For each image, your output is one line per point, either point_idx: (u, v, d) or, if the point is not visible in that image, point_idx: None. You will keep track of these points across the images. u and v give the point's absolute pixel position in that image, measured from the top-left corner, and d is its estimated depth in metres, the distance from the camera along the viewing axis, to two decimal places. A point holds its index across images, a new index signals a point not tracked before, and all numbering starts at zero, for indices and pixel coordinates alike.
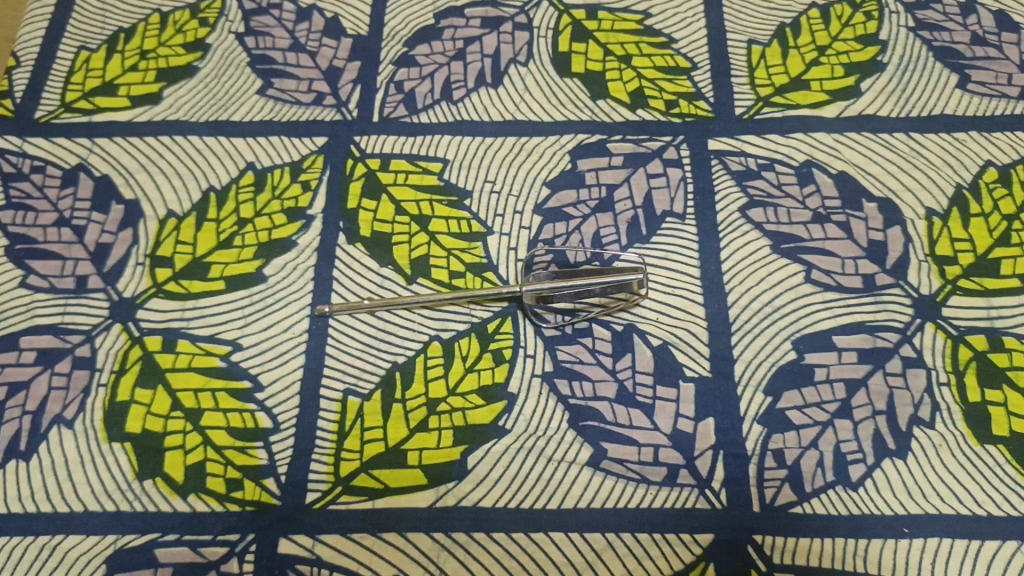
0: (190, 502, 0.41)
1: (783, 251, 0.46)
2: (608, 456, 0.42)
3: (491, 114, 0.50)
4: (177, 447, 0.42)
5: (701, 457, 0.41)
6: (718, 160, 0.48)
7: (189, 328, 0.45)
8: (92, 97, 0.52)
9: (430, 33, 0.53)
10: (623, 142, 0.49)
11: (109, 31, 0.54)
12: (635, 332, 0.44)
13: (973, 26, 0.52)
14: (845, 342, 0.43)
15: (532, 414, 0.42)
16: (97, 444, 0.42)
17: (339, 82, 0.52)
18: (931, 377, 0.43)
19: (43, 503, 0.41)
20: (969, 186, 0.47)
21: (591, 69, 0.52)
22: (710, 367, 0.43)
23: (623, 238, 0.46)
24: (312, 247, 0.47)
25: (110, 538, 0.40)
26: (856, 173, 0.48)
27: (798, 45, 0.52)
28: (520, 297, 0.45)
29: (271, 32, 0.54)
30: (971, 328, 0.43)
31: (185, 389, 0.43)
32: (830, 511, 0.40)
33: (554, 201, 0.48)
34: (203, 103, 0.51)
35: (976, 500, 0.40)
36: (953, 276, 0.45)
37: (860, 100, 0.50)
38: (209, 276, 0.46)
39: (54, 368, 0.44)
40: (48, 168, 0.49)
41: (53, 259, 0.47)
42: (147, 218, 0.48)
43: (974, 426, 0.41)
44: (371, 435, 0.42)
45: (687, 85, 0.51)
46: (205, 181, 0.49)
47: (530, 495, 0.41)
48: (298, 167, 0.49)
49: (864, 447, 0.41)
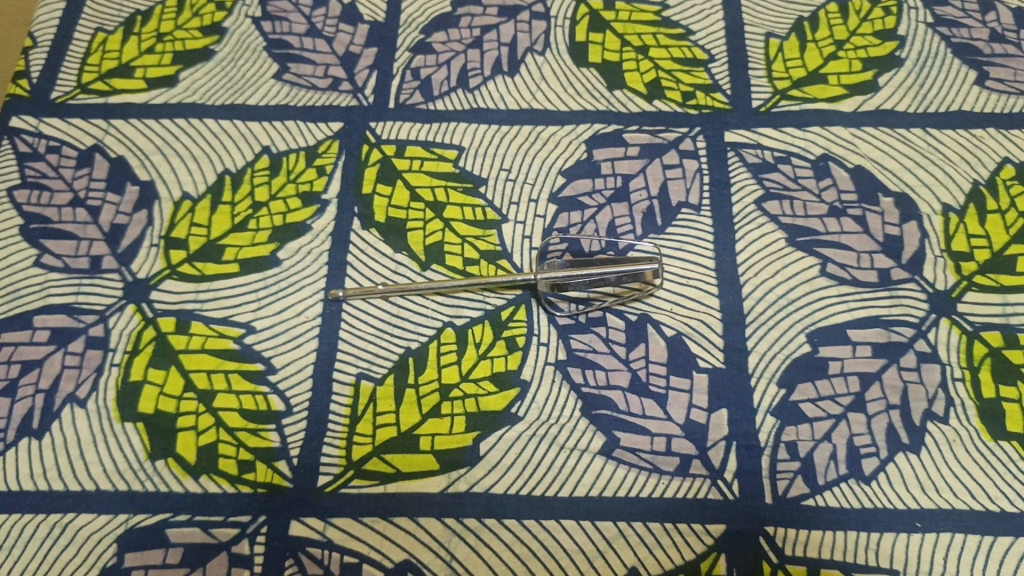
0: (201, 482, 0.41)
1: (799, 243, 0.46)
2: (621, 445, 0.41)
3: (507, 102, 0.50)
4: (190, 428, 0.42)
5: (714, 448, 0.41)
6: (734, 152, 0.48)
7: (203, 310, 0.45)
8: (109, 79, 0.52)
9: (447, 21, 0.53)
10: (639, 132, 0.49)
11: (126, 13, 0.54)
12: (649, 322, 0.44)
13: (992, 23, 0.52)
14: (859, 336, 0.43)
15: (545, 401, 0.42)
16: (110, 423, 0.42)
17: (356, 68, 0.52)
18: (945, 372, 0.42)
19: (55, 482, 0.41)
20: (986, 182, 0.47)
21: (608, 60, 0.51)
22: (723, 358, 0.43)
23: (638, 228, 0.46)
24: (327, 231, 0.47)
25: (121, 517, 0.41)
26: (872, 168, 0.48)
27: (815, 38, 0.51)
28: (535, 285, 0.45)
29: (288, 17, 0.53)
30: (986, 324, 0.43)
31: (198, 370, 0.43)
32: (842, 504, 0.40)
33: (569, 190, 0.48)
34: (219, 86, 0.51)
35: (989, 496, 0.40)
36: (969, 272, 0.45)
37: (877, 95, 0.50)
38: (223, 258, 0.46)
39: (68, 347, 0.44)
40: (64, 148, 0.49)
41: (68, 239, 0.47)
42: (162, 199, 0.48)
43: (988, 422, 0.41)
44: (384, 419, 0.42)
45: (704, 77, 0.51)
46: (220, 164, 0.49)
47: (542, 482, 0.41)
48: (313, 152, 0.49)
49: (877, 440, 0.41)
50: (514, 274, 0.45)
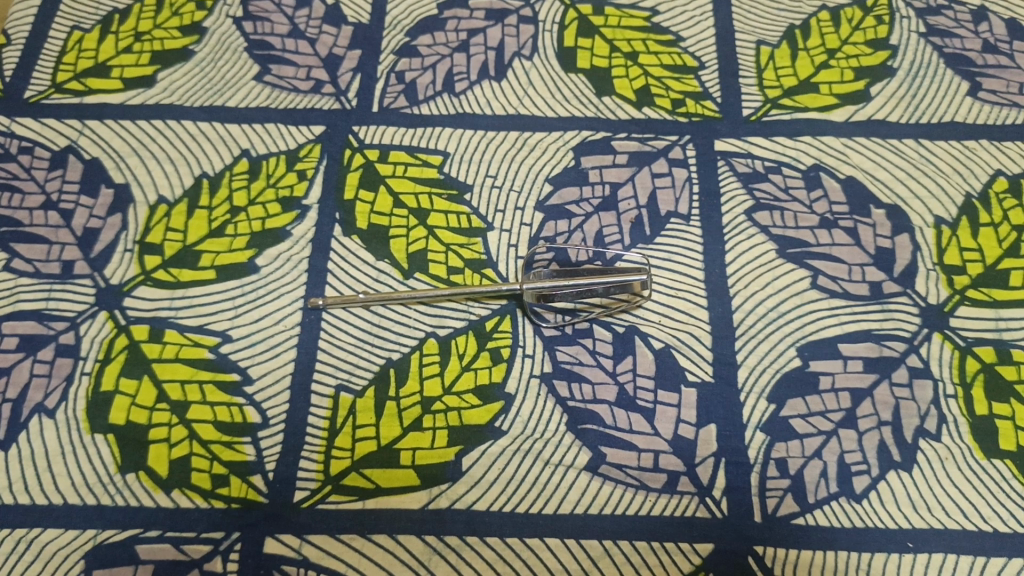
0: (173, 497, 0.40)
1: (790, 255, 0.45)
2: (607, 460, 0.40)
3: (494, 107, 0.49)
4: (163, 440, 0.41)
5: (702, 465, 0.40)
6: (724, 161, 0.47)
7: (177, 318, 0.44)
8: (84, 78, 0.50)
9: (433, 23, 0.52)
10: (627, 140, 0.48)
11: (103, 11, 0.52)
12: (636, 334, 0.43)
13: (985, 33, 0.51)
14: (851, 350, 0.42)
15: (529, 415, 0.41)
16: (79, 435, 0.41)
17: (339, 70, 0.51)
18: (938, 389, 0.42)
19: (21, 495, 0.40)
20: (978, 195, 0.46)
21: (597, 66, 0.50)
22: (712, 372, 0.42)
23: (626, 238, 0.45)
24: (307, 237, 0.46)
25: (89, 532, 0.39)
26: (864, 179, 0.47)
27: (807, 47, 0.51)
28: (520, 295, 0.44)
29: (270, 17, 0.52)
30: (979, 339, 0.43)
31: (171, 380, 0.42)
32: (833, 523, 0.39)
33: (556, 199, 0.47)
34: (198, 87, 0.50)
35: (981, 516, 0.39)
36: (962, 286, 0.44)
37: (869, 105, 0.49)
38: (199, 264, 0.45)
39: (37, 355, 0.43)
40: (37, 150, 0.48)
41: (39, 243, 0.45)
42: (137, 203, 0.47)
43: (980, 439, 0.41)
44: (363, 432, 0.41)
45: (694, 84, 0.50)
46: (198, 167, 0.48)
47: (526, 499, 0.40)
48: (294, 156, 0.48)
49: (868, 458, 0.40)
50: (499, 283, 0.44)
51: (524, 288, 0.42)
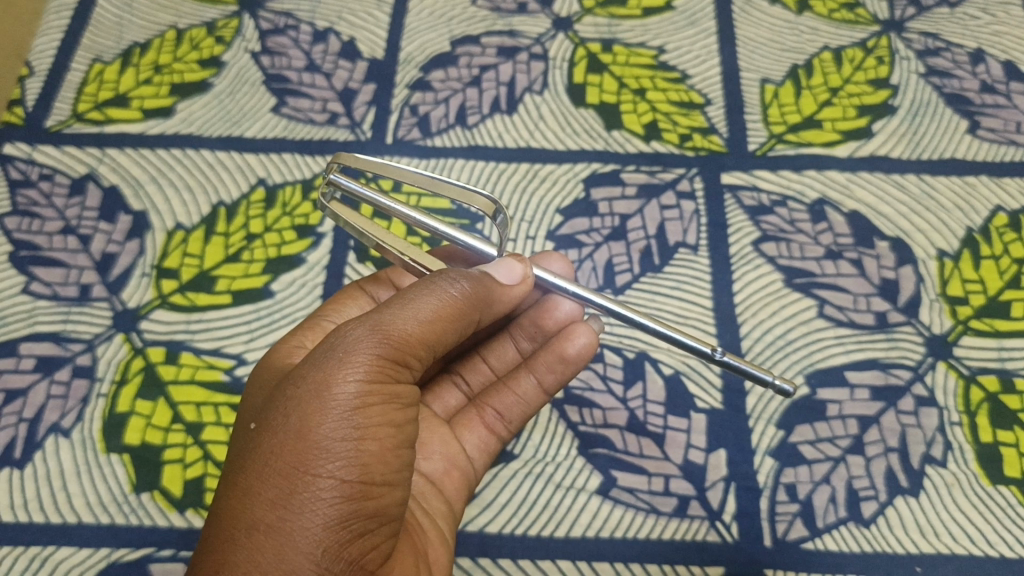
0: (188, 517, 0.40)
1: (796, 285, 0.46)
2: (618, 484, 0.41)
3: (505, 140, 0.50)
4: (177, 461, 0.41)
5: (712, 489, 0.41)
6: (731, 194, 0.49)
7: (193, 340, 0.44)
8: (105, 109, 0.51)
9: (446, 59, 0.53)
10: (637, 172, 0.49)
11: (124, 45, 0.54)
12: (647, 359, 0.44)
13: (982, 74, 0.52)
14: (858, 378, 0.43)
15: (541, 440, 0.42)
16: (95, 455, 0.41)
17: (354, 103, 0.52)
18: (943, 416, 0.42)
19: (36, 514, 0.40)
20: (980, 229, 0.47)
21: (606, 101, 0.52)
22: (721, 399, 0.43)
23: (636, 267, 0.46)
24: (322, 264, 0.46)
25: (103, 551, 0.39)
26: (867, 214, 0.48)
27: (810, 85, 0.52)
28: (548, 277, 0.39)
29: (287, 52, 0.54)
30: (982, 368, 0.43)
31: (187, 402, 0.42)
32: (842, 548, 0.39)
33: (567, 229, 0.48)
34: (216, 118, 0.51)
35: (988, 541, 0.39)
36: (965, 316, 0.45)
37: (871, 142, 0.50)
38: (216, 289, 0.46)
39: (53, 376, 0.43)
40: (57, 176, 0.49)
41: (58, 267, 0.46)
42: (156, 229, 0.47)
43: (986, 466, 0.41)
44: None
45: (701, 120, 0.51)
46: (215, 195, 0.48)
47: (539, 521, 0.40)
48: (309, 185, 0.49)
49: (876, 484, 0.41)
50: (461, 234, 0.40)
51: (333, 180, 0.41)
